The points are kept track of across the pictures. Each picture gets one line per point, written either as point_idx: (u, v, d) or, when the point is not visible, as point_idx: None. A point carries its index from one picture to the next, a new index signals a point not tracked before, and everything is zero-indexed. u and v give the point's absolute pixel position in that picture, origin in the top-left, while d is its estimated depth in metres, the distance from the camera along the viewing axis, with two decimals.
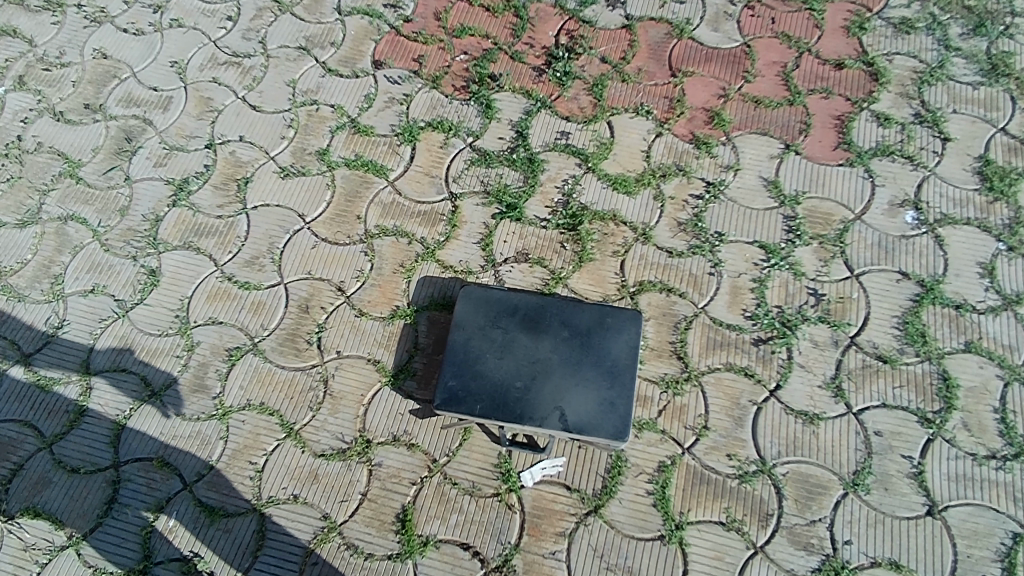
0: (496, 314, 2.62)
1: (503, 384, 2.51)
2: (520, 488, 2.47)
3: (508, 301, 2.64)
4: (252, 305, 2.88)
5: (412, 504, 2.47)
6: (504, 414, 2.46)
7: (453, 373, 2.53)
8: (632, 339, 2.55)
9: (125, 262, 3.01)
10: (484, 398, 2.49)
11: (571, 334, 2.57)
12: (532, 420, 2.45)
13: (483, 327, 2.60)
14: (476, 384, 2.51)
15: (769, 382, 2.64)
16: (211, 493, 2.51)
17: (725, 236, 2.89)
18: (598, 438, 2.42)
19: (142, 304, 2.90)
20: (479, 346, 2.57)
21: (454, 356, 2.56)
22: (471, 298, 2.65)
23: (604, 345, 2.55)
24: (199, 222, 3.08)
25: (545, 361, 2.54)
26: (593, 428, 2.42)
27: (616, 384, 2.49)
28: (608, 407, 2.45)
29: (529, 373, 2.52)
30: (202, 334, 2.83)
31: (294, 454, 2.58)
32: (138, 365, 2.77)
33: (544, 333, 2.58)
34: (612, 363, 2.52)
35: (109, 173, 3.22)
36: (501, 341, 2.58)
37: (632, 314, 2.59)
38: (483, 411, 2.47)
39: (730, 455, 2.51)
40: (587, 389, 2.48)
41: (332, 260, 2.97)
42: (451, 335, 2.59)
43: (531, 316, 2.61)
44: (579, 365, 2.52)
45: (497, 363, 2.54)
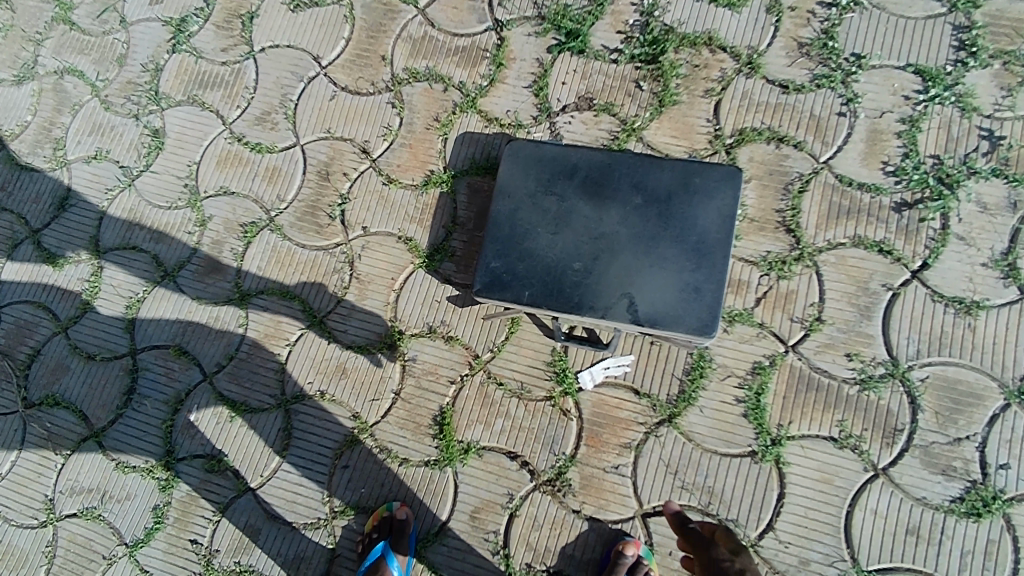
0: (549, 178, 2.04)
1: (557, 264, 1.97)
2: (577, 392, 2.06)
3: (565, 160, 2.05)
4: (267, 172, 2.44)
5: (451, 406, 2.12)
6: (558, 302, 1.94)
7: (496, 253, 2.01)
8: (727, 205, 1.92)
9: (127, 121, 2.61)
10: (533, 282, 1.97)
11: (646, 201, 1.97)
12: (593, 310, 1.92)
13: (533, 194, 2.04)
14: (524, 266, 1.99)
15: (914, 260, 1.97)
16: (233, 387, 2.25)
17: (866, 59, 2.12)
18: (677, 332, 1.86)
19: (148, 172, 2.53)
20: (528, 219, 2.02)
21: (498, 231, 2.03)
22: (518, 158, 2.08)
23: (689, 215, 1.93)
24: (203, 71, 2.59)
25: (611, 236, 1.96)
26: (670, 319, 1.86)
27: (703, 263, 1.89)
28: (692, 293, 1.87)
29: (590, 252, 1.96)
30: (214, 207, 2.44)
31: (319, 346, 2.25)
32: (148, 243, 2.46)
33: (611, 200, 1.99)
34: (698, 238, 1.91)
35: (103, 16, 2.75)
36: (555, 212, 2.01)
37: (728, 172, 1.95)
38: (532, 298, 1.96)
39: (850, 354, 1.94)
40: (665, 270, 1.90)
41: (354, 114, 2.45)
42: (494, 205, 2.05)
43: (594, 178, 2.02)
44: (655, 240, 1.93)
45: (551, 240, 1.99)
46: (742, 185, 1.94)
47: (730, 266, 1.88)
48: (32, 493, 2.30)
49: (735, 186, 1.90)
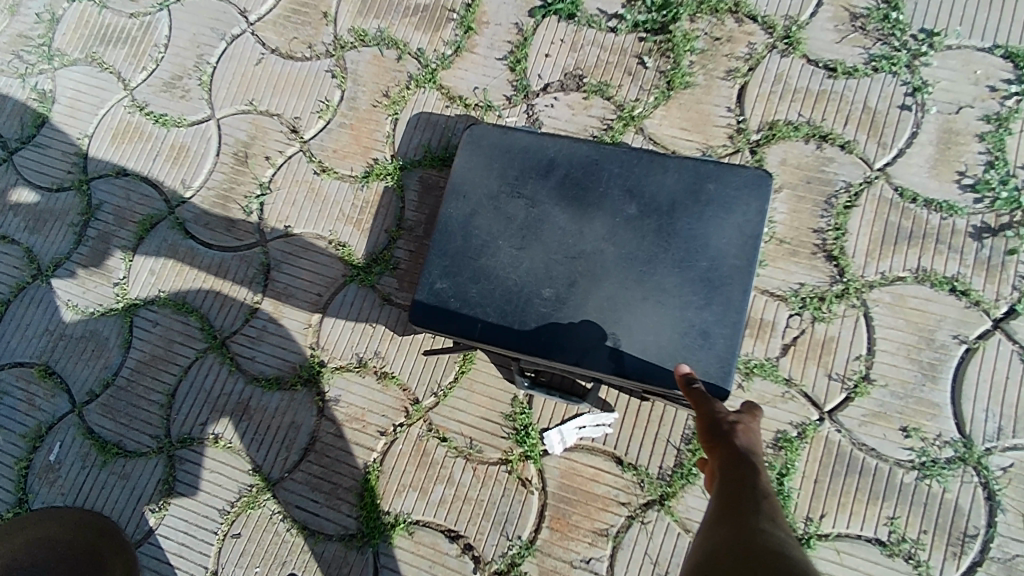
0: (519, 173, 1.53)
1: (520, 290, 1.46)
2: (542, 457, 1.57)
3: (539, 152, 1.54)
4: (172, 150, 1.95)
5: (378, 465, 1.64)
6: (519, 341, 1.43)
7: (443, 270, 1.49)
8: (750, 222, 1.42)
9: (11, 82, 2.11)
10: (488, 312, 1.45)
11: (641, 211, 1.46)
12: (565, 354, 1.41)
13: (495, 195, 1.52)
14: (478, 291, 1.47)
15: (997, 305, 1.49)
16: (106, 422, 1.78)
17: (940, 38, 1.63)
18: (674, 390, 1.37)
19: (30, 144, 2.04)
20: (487, 228, 1.50)
21: (447, 242, 1.51)
22: (479, 146, 1.56)
23: (700, 233, 1.43)
24: (106, 24, 2.10)
25: (593, 255, 1.45)
26: (666, 373, 1.37)
27: (713, 299, 1.40)
28: (698, 338, 1.37)
29: (564, 275, 1.45)
30: (104, 192, 1.95)
31: (218, 375, 1.77)
32: (21, 234, 1.97)
33: (596, 207, 1.48)
34: (709, 263, 1.41)
35: None
36: (524, 220, 1.50)
37: (754, 177, 1.45)
38: (485, 333, 1.44)
39: (907, 429, 1.45)
40: (662, 305, 1.40)
41: (283, 84, 1.95)
42: (443, 207, 1.54)
43: (576, 178, 1.50)
44: (652, 264, 1.42)
45: (514, 260, 1.47)
46: (771, 195, 1.44)
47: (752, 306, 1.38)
48: None
49: (763, 195, 1.40)
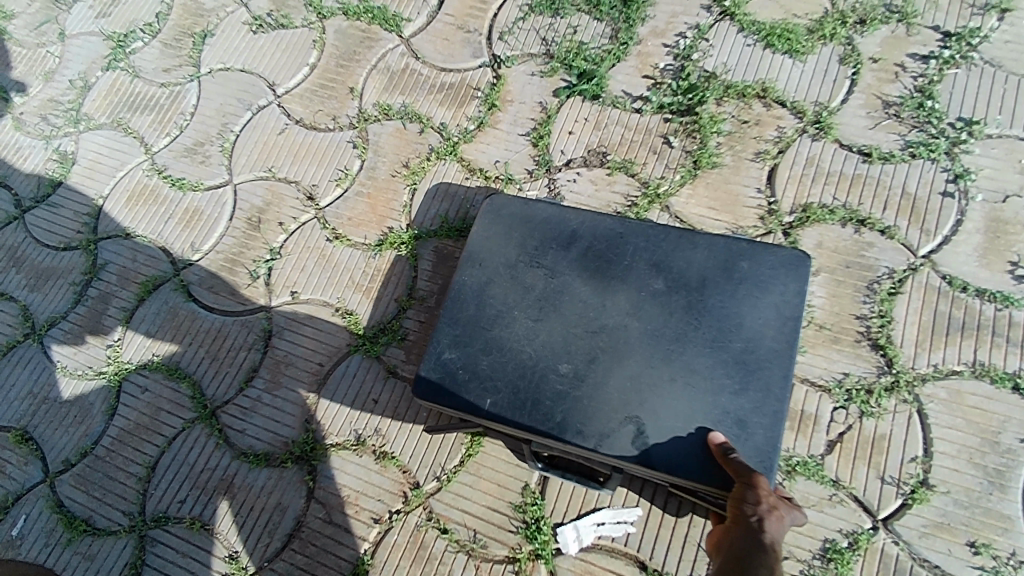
0: (539, 243, 1.44)
1: (535, 364, 1.34)
2: (555, 557, 1.41)
3: (561, 224, 1.46)
4: (185, 214, 1.92)
5: (370, 558, 1.47)
6: (532, 420, 1.30)
7: (454, 339, 1.39)
8: (788, 303, 1.31)
9: (36, 143, 2.13)
10: (499, 388, 1.33)
11: (669, 286, 1.35)
12: (581, 437, 1.27)
13: (513, 264, 1.43)
14: (489, 363, 1.35)
15: None
16: (78, 495, 1.64)
17: (979, 126, 1.59)
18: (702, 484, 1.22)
19: (44, 204, 2.02)
20: (502, 297, 1.41)
21: (458, 310, 1.41)
22: (499, 218, 1.49)
23: (733, 313, 1.32)
24: (136, 92, 2.13)
25: (616, 330, 1.33)
26: (695, 463, 1.23)
27: (749, 384, 1.26)
28: (734, 428, 1.23)
29: (584, 350, 1.33)
30: (111, 252, 1.90)
31: (204, 448, 1.63)
32: (21, 291, 1.91)
33: (620, 280, 1.37)
34: (744, 344, 1.29)
35: (42, 29, 2.36)
36: (542, 291, 1.40)
37: (791, 257, 1.35)
38: (494, 411, 1.32)
39: (976, 545, 1.27)
40: (692, 387, 1.27)
41: (304, 153, 1.94)
42: (458, 274, 1.45)
43: (600, 250, 1.41)
44: (681, 341, 1.30)
45: (530, 333, 1.36)
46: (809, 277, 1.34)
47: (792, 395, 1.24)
48: None
49: (801, 276, 1.30)
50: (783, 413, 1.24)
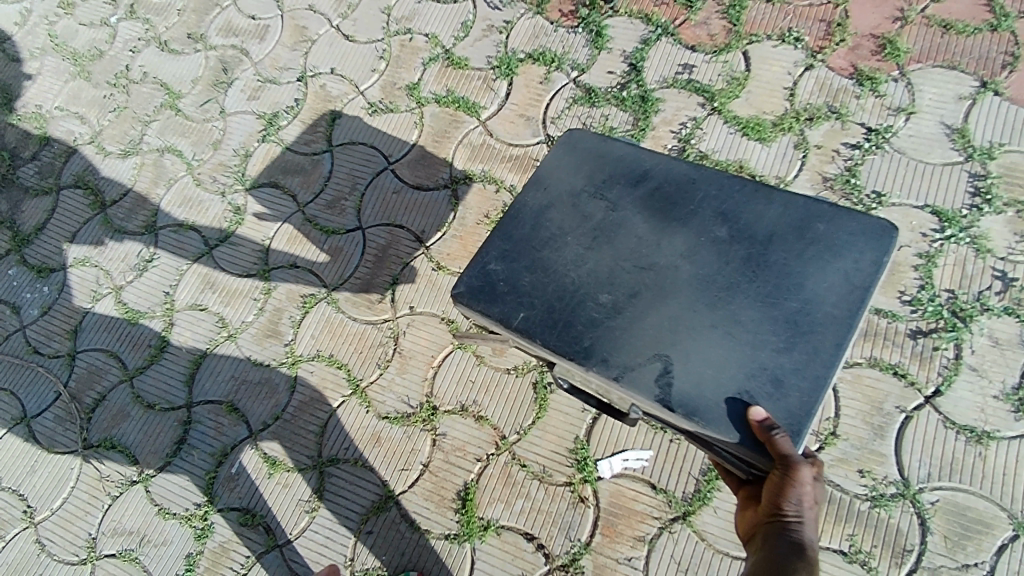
0: (607, 180, 1.63)
1: (577, 289, 1.53)
2: (596, 480, 2.19)
3: (636, 166, 1.64)
4: (331, 250, 2.71)
5: (475, 483, 2.26)
6: (560, 339, 1.49)
7: (501, 254, 1.60)
8: (860, 271, 1.44)
9: (214, 197, 2.93)
10: (535, 304, 1.53)
11: (731, 235, 1.52)
12: (607, 366, 1.45)
13: (578, 192, 1.63)
14: (531, 281, 1.56)
15: (926, 386, 2.08)
16: (274, 445, 2.45)
17: (885, 198, 2.32)
18: (728, 441, 1.38)
19: (226, 242, 2.83)
20: (559, 223, 1.61)
21: (514, 229, 1.63)
22: (576, 149, 1.69)
23: (792, 271, 1.47)
24: (286, 159, 2.92)
25: (665, 270, 1.51)
26: (725, 420, 1.38)
27: (797, 343, 1.41)
28: (768, 385, 1.39)
29: (630, 283, 1.51)
30: (280, 278, 2.71)
31: (358, 413, 2.43)
32: (217, 306, 2.72)
33: (680, 225, 1.55)
34: (801, 305, 1.44)
35: (205, 105, 3.13)
36: (602, 223, 1.59)
37: (876, 227, 1.47)
38: (526, 324, 1.52)
39: (863, 471, 2.03)
40: (730, 337, 1.44)
41: (412, 206, 2.70)
42: (524, 196, 1.67)
43: (667, 194, 1.58)
44: (731, 291, 1.47)
45: (582, 257, 1.56)
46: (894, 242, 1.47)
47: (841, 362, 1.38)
48: (76, 530, 2.49)
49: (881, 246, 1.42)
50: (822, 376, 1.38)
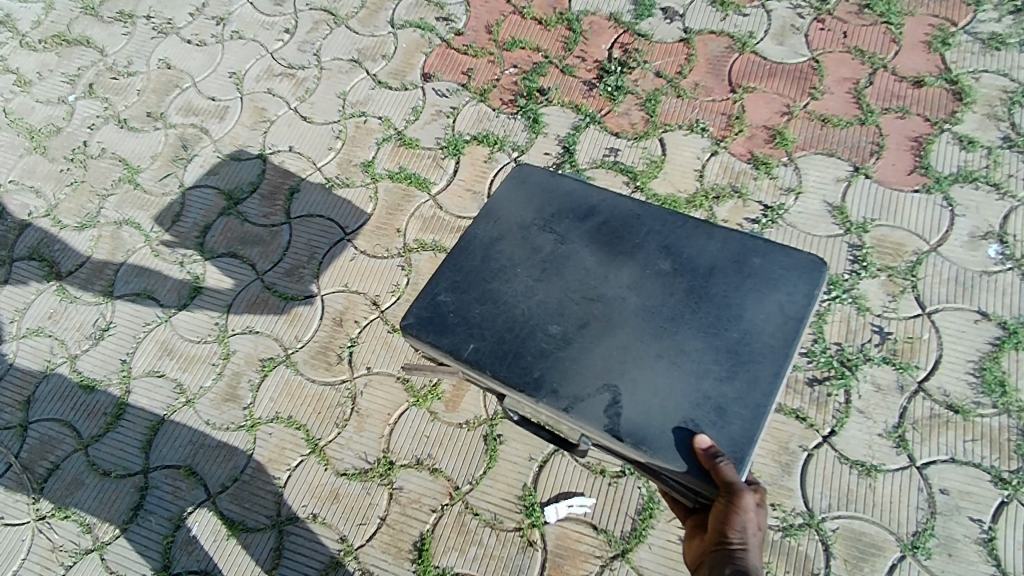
0: (556, 215, 1.84)
1: (526, 320, 1.71)
2: (543, 524, 2.39)
3: (583, 205, 1.85)
4: (289, 316, 2.88)
5: (431, 533, 2.42)
6: (509, 370, 1.65)
7: (450, 285, 1.78)
8: (794, 303, 1.67)
9: (173, 266, 3.06)
10: (485, 336, 1.70)
11: (674, 268, 1.73)
12: (556, 396, 1.62)
13: (527, 226, 1.83)
14: (480, 312, 1.73)
15: (823, 427, 2.42)
16: (233, 506, 2.54)
17: None
18: (676, 469, 1.55)
19: (185, 310, 2.95)
20: (507, 256, 1.80)
21: (464, 259, 1.82)
22: (526, 183, 1.91)
23: (729, 300, 1.68)
24: (245, 230, 3.10)
25: (611, 302, 1.70)
26: (672, 450, 1.55)
27: (738, 372, 1.61)
28: (713, 414, 1.57)
29: (578, 315, 1.70)
30: (239, 344, 2.84)
31: (317, 471, 2.56)
32: (175, 371, 2.82)
33: (626, 259, 1.75)
34: (742, 335, 1.64)
35: (165, 180, 3.28)
36: (550, 254, 1.79)
37: (807, 262, 1.71)
38: (475, 355, 1.69)
39: (774, 504, 2.32)
40: (675, 367, 1.62)
41: (368, 272, 2.91)
42: (474, 227, 1.86)
43: (612, 229, 1.80)
44: (675, 322, 1.66)
45: (530, 289, 1.74)
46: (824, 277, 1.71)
47: (779, 389, 1.58)
48: None
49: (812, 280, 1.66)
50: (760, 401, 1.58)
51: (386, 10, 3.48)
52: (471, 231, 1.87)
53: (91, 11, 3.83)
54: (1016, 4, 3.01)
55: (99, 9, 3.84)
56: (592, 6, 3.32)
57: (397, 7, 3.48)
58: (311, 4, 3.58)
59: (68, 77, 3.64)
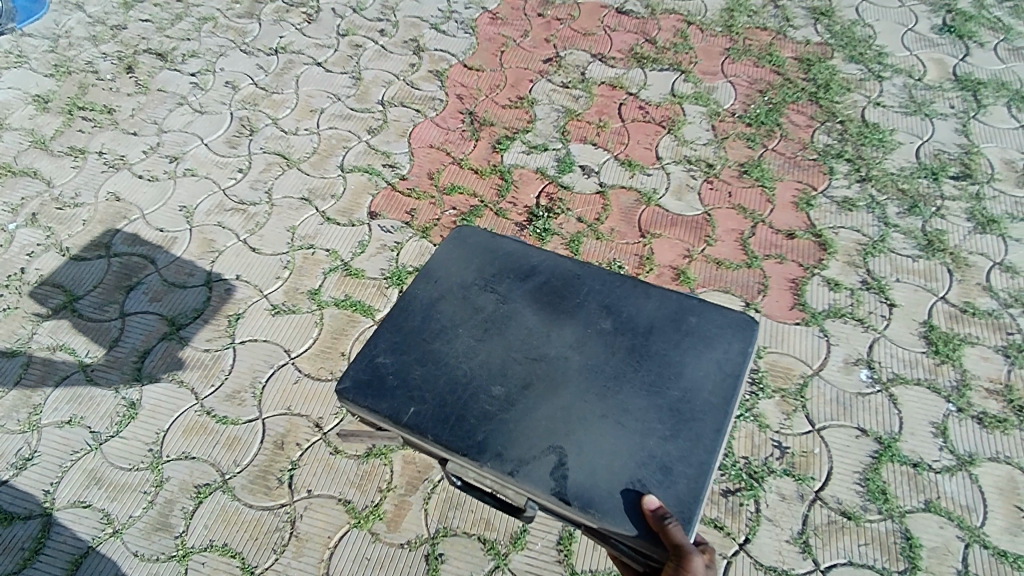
0: (493, 276, 2.06)
1: (469, 380, 1.84)
2: None
3: (524, 268, 2.07)
4: (228, 440, 2.89)
5: None
6: (451, 432, 1.76)
7: (389, 349, 1.92)
8: (730, 361, 1.89)
9: (107, 392, 3.03)
10: (425, 400, 1.82)
11: (615, 326, 1.93)
12: (502, 460, 1.72)
13: (469, 287, 2.03)
14: (420, 373, 1.86)
15: (738, 535, 2.66)
16: None
17: None
18: (626, 533, 1.65)
19: (117, 437, 2.91)
20: (449, 316, 1.97)
21: (404, 318, 1.97)
22: (466, 244, 2.14)
23: (668, 356, 1.88)
24: (186, 355, 3.15)
25: (555, 360, 1.87)
26: (619, 514, 1.66)
27: (682, 429, 1.77)
28: (660, 473, 1.71)
29: (522, 373, 1.85)
30: (173, 470, 2.81)
31: None
32: (103, 502, 2.74)
33: (569, 319, 1.94)
34: (683, 392, 1.82)
35: (105, 306, 3.32)
36: (493, 312, 1.97)
37: (738, 323, 1.98)
38: (415, 418, 1.80)
39: None
40: (620, 424, 1.77)
41: (311, 395, 3.01)
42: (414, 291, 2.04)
43: (553, 289, 2.02)
44: (618, 380, 1.83)
45: (472, 349, 1.90)
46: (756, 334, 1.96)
47: (720, 446, 1.74)
48: None
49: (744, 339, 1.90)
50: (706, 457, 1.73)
51: (336, 157, 3.85)
52: (412, 294, 2.04)
53: (41, 144, 3.96)
54: (861, 175, 3.73)
55: (49, 143, 3.97)
56: (521, 161, 3.82)
57: (347, 154, 3.86)
58: (265, 149, 3.90)
59: (10, 206, 3.70)
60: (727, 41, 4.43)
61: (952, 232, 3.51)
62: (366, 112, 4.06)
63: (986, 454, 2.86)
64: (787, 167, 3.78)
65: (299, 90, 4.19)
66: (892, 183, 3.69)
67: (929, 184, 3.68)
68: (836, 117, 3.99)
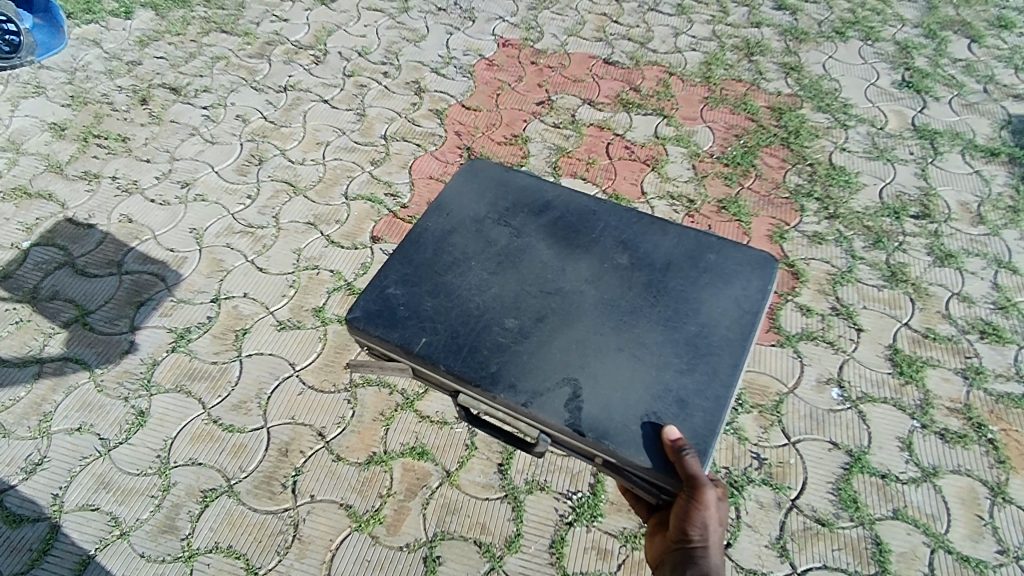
0: (505, 213, 2.35)
1: (482, 312, 2.09)
2: None
3: (542, 206, 2.37)
4: (234, 447, 3.02)
5: None
6: (465, 363, 1.99)
7: (397, 281, 2.17)
8: (749, 296, 2.15)
9: (116, 402, 3.15)
10: (437, 331, 2.05)
11: (631, 262, 2.22)
12: (515, 392, 1.94)
13: (481, 219, 2.33)
14: (430, 304, 2.11)
15: None
16: None
17: None
18: (641, 463, 1.85)
19: (126, 444, 3.02)
20: (461, 249, 2.25)
21: (419, 254, 2.24)
22: (478, 180, 2.45)
23: (681, 293, 2.14)
24: (194, 367, 3.28)
25: (571, 294, 2.13)
26: (636, 442, 1.87)
27: (698, 363, 2.00)
28: (677, 407, 1.92)
29: (540, 306, 2.10)
30: (180, 475, 2.93)
31: None
32: (110, 505, 2.85)
33: (586, 253, 2.23)
34: (700, 328, 2.07)
35: (116, 320, 3.45)
36: (507, 245, 2.26)
37: (758, 262, 2.24)
38: (426, 346, 2.03)
39: None
40: (634, 356, 2.00)
41: (315, 406, 3.15)
42: (427, 221, 2.33)
43: (569, 223, 2.32)
44: (635, 316, 2.09)
45: (485, 283, 2.16)
46: (773, 273, 2.22)
47: (735, 380, 1.97)
48: None
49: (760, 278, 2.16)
50: (725, 392, 1.95)
51: (340, 185, 4.08)
52: (425, 225, 2.32)
53: (56, 169, 4.13)
54: (830, 212, 4.03)
55: (64, 168, 4.14)
56: None
57: (351, 183, 4.09)
58: (273, 176, 4.12)
59: (24, 225, 3.84)
60: (706, 90, 4.79)
61: (913, 265, 3.80)
62: (370, 145, 4.31)
63: (948, 466, 3.07)
64: (762, 204, 4.07)
65: (306, 124, 4.45)
66: (858, 220, 3.99)
67: (892, 222, 3.99)
68: (806, 160, 4.32)
